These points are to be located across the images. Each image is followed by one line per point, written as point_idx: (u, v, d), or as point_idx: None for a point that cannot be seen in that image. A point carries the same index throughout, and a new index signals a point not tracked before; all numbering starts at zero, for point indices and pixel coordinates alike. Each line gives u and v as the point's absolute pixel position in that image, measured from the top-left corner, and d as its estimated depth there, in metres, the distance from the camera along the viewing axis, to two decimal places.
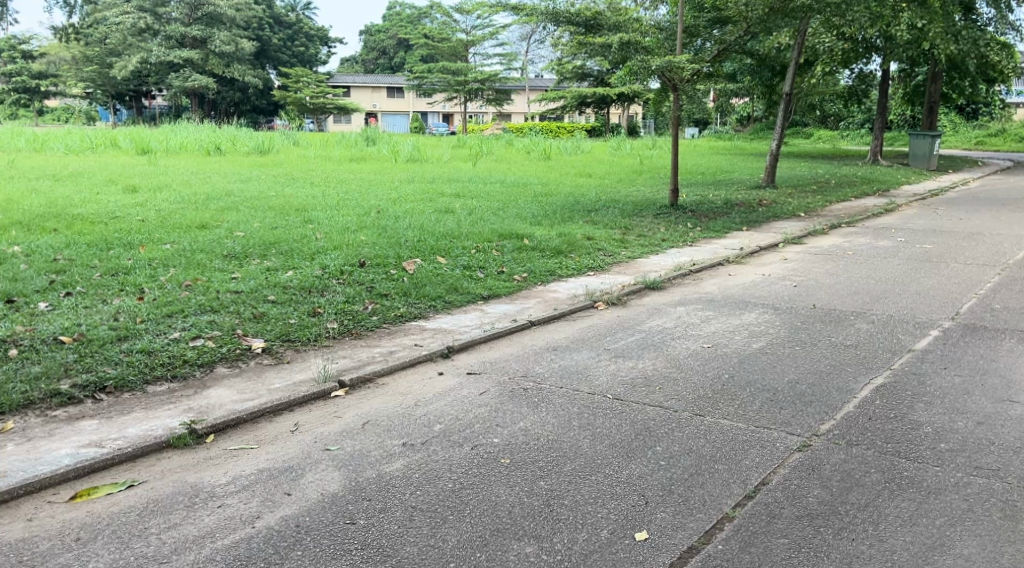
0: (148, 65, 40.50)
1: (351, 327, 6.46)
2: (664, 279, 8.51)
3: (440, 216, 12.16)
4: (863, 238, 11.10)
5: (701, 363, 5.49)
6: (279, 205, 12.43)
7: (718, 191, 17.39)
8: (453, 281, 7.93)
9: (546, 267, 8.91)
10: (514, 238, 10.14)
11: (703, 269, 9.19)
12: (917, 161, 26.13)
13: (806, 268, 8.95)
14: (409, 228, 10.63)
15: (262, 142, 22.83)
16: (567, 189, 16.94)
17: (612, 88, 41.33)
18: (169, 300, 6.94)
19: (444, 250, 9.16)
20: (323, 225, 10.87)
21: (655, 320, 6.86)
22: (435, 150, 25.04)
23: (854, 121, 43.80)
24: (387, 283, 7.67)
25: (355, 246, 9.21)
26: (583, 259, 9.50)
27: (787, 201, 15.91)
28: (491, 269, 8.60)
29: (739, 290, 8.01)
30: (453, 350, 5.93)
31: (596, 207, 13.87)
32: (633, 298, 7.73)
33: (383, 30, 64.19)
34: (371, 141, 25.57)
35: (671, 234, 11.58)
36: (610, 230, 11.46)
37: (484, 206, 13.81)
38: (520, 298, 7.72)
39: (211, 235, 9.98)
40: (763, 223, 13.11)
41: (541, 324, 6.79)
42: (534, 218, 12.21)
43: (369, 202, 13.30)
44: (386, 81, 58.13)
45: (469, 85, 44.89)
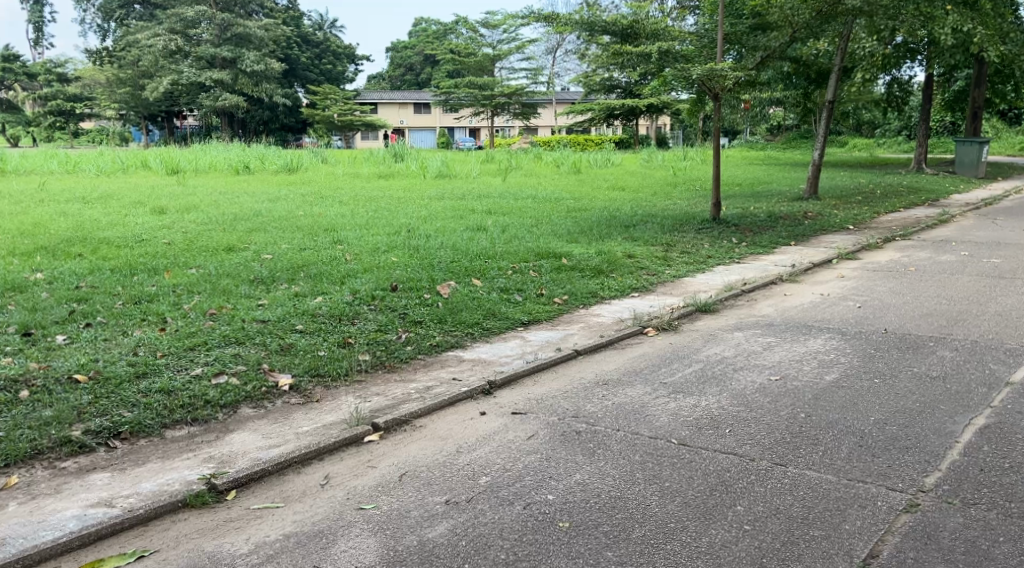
0: (179, 86, 40.61)
1: (384, 360, 5.95)
2: (714, 301, 7.98)
3: (472, 235, 11.74)
4: (922, 254, 10.68)
5: (770, 401, 4.98)
6: (307, 225, 12.06)
7: (760, 204, 16.85)
8: (490, 305, 7.47)
9: (588, 288, 8.40)
10: (551, 257, 9.66)
11: (755, 289, 8.67)
12: (964, 169, 25.51)
13: (868, 290, 8.43)
14: (440, 248, 10.20)
15: (291, 160, 22.56)
16: (600, 203, 16.48)
17: (641, 100, 40.87)
18: (192, 331, 6.42)
19: (479, 270, 8.72)
20: (353, 246, 10.46)
21: (711, 348, 6.34)
22: (463, 165, 24.65)
23: (891, 128, 42.96)
24: (421, 308, 7.18)
25: (387, 268, 8.79)
26: (626, 279, 9.01)
27: (833, 214, 15.51)
28: (529, 290, 8.11)
29: (798, 314, 7.46)
30: (494, 386, 5.41)
31: (633, 222, 13.38)
32: (684, 322, 7.22)
33: (409, 46, 64.17)
34: (399, 157, 25.24)
35: (716, 250, 11.06)
36: (650, 246, 10.95)
37: (517, 223, 13.36)
38: (562, 323, 7.21)
39: (236, 258, 9.61)
40: (811, 238, 12.58)
41: (588, 354, 6.27)
42: (570, 235, 11.75)
43: (400, 221, 12.90)
44: (413, 97, 58.02)
45: (496, 100, 44.62)
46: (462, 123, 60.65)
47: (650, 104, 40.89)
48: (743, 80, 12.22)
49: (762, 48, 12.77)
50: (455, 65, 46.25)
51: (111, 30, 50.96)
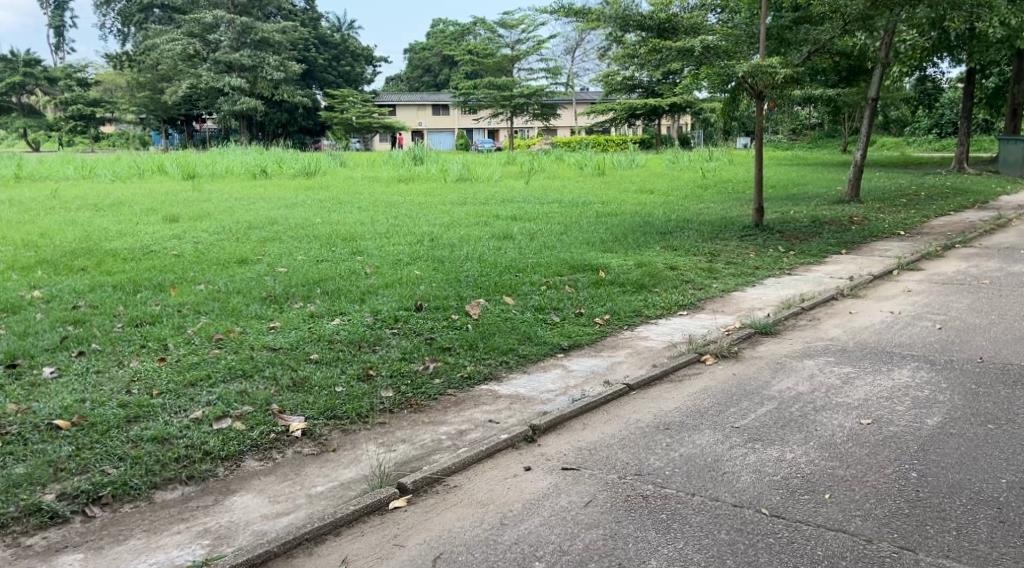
0: (197, 90, 40.05)
1: (410, 396, 5.11)
2: (775, 322, 7.20)
3: (498, 244, 11.00)
4: (991, 263, 10.54)
5: (869, 454, 4.24)
6: (325, 234, 11.32)
7: (798, 208, 16.15)
8: (524, 326, 6.69)
9: (630, 305, 7.63)
10: (587, 270, 8.84)
11: (816, 306, 7.96)
12: (1008, 167, 25.42)
13: (945, 306, 7.97)
14: (467, 260, 9.46)
15: (309, 164, 21.85)
16: (630, 208, 15.69)
17: (665, 99, 39.96)
18: (194, 361, 5.53)
19: (512, 285, 7.99)
20: (373, 258, 9.72)
21: (782, 382, 5.56)
22: (485, 167, 23.89)
23: (920, 126, 41.78)
24: (450, 331, 6.35)
25: (412, 283, 8.05)
26: (670, 293, 8.25)
27: (879, 218, 15.34)
28: (566, 309, 7.32)
29: (872, 338, 6.71)
30: (539, 431, 4.59)
31: (669, 228, 12.61)
32: (745, 348, 6.47)
33: (427, 47, 63.43)
34: (419, 160, 24.53)
35: (764, 260, 10.34)
36: (692, 256, 10.16)
37: (545, 230, 12.63)
38: (607, 348, 6.44)
39: (250, 268, 8.87)
40: (862, 245, 12.23)
41: (641, 388, 5.48)
42: (603, 243, 11.01)
43: (421, 229, 12.15)
44: (432, 98, 57.35)
45: (515, 101, 43.85)
46: (481, 125, 60.05)
47: (674, 104, 39.96)
48: (788, 77, 11.43)
49: (810, 42, 12.01)
50: (474, 66, 45.47)
51: (131, 35, 50.55)
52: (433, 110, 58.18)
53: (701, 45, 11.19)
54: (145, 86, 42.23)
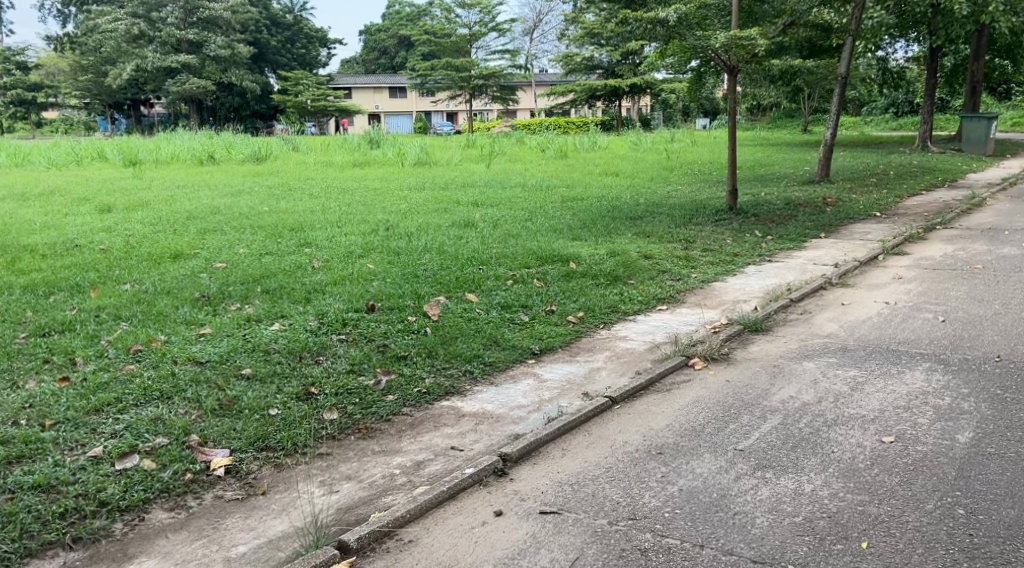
0: (143, 72, 38.49)
1: (358, 419, 4.32)
2: (765, 317, 6.57)
3: (460, 233, 10.24)
4: (977, 246, 10.10)
5: (903, 483, 3.62)
6: (272, 224, 10.46)
7: (770, 189, 15.64)
8: (490, 328, 5.97)
9: (606, 300, 6.95)
10: (556, 262, 8.13)
11: (805, 297, 7.37)
12: (971, 145, 25.20)
13: (941, 295, 7.45)
14: (425, 251, 8.72)
15: (259, 148, 20.84)
16: (596, 191, 15.02)
17: (625, 80, 39.34)
18: (104, 376, 4.68)
19: (476, 279, 7.28)
20: (323, 250, 8.92)
21: (784, 391, 4.90)
22: (443, 151, 23.05)
23: (878, 105, 41.66)
24: (406, 336, 5.59)
25: (364, 279, 7.28)
26: (647, 286, 7.58)
27: (853, 198, 14.92)
28: (536, 306, 6.61)
29: (873, 335, 6.10)
30: (510, 461, 3.88)
31: (638, 213, 11.95)
32: (736, 348, 5.81)
33: (382, 29, 62.09)
34: (374, 143, 23.62)
35: (742, 245, 9.77)
36: (667, 244, 9.51)
37: (508, 217, 11.92)
38: (583, 352, 5.74)
39: (183, 263, 7.98)
40: (840, 228, 11.75)
41: (626, 401, 4.78)
42: (570, 230, 10.33)
43: (376, 217, 11.36)
44: (388, 81, 56.17)
45: (474, 82, 42.96)
46: (438, 107, 59.03)
47: (635, 84, 39.35)
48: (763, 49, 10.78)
49: (790, 12, 11.34)
50: (431, 47, 44.40)
51: (72, 16, 48.62)
52: (390, 92, 56.99)
53: (675, 17, 10.55)
54: (88, 69, 40.50)
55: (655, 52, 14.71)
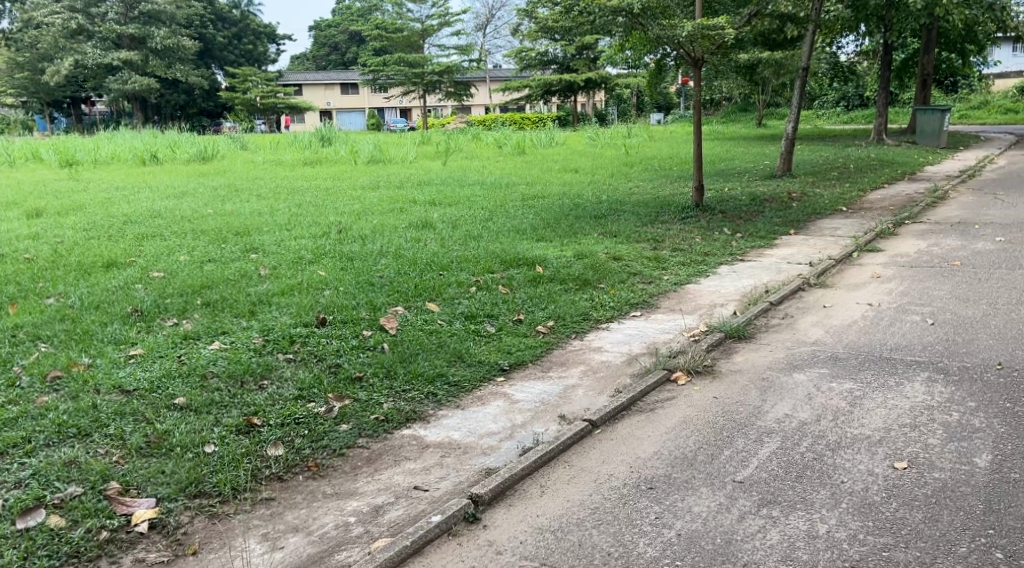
0: (83, 69, 37.24)
1: (308, 454, 3.80)
2: (745, 323, 6.19)
3: (417, 235, 9.73)
4: (949, 241, 9.85)
5: (928, 520, 3.26)
6: (215, 228, 9.83)
7: (732, 185, 15.36)
8: (454, 342, 5.49)
9: (577, 308, 6.51)
10: (521, 265, 7.67)
11: (784, 299, 7.01)
12: (925, 138, 25.26)
13: (924, 295, 7.12)
14: (381, 255, 8.21)
15: (205, 147, 20.05)
16: (556, 188, 14.62)
17: (580, 75, 39.03)
18: (13, 408, 4.11)
19: (438, 285, 6.80)
20: (271, 256, 8.34)
21: (778, 408, 4.49)
22: (397, 148, 22.44)
23: (829, 99, 41.89)
24: (362, 355, 5.07)
25: (316, 289, 6.74)
26: (618, 290, 7.17)
27: (817, 193, 14.67)
28: (502, 316, 6.14)
29: (862, 341, 5.74)
30: (482, 503, 3.43)
31: (602, 211, 11.56)
32: (719, 359, 5.41)
33: (333, 24, 61.05)
34: (325, 141, 22.95)
35: (711, 244, 9.42)
36: (635, 244, 9.13)
37: (467, 217, 11.44)
38: (556, 368, 5.29)
39: (116, 272, 7.36)
40: (808, 224, 11.46)
41: (607, 424, 4.32)
42: (532, 230, 9.90)
43: (328, 219, 10.79)
44: (340, 77, 55.22)
45: (427, 78, 42.31)
46: (392, 104, 58.24)
47: (590, 79, 39.04)
48: (728, 40, 10.46)
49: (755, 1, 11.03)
50: (383, 42, 43.63)
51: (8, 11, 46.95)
52: (342, 89, 56.05)
53: (640, 6, 10.17)
54: (25, 66, 39.10)
55: (614, 44, 14.32)
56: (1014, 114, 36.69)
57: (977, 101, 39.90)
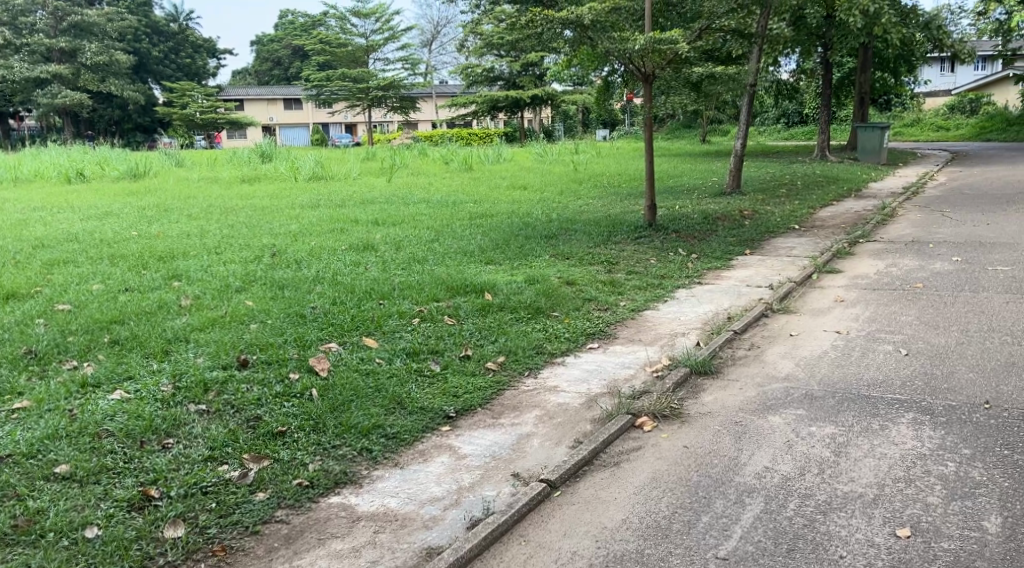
0: (9, 83, 35.84)
1: (213, 536, 3.39)
2: (710, 356, 5.73)
3: (357, 258, 9.13)
4: (907, 260, 9.55)
5: None
6: (136, 252, 9.10)
7: (682, 202, 15.03)
8: (393, 385, 4.94)
9: (529, 340, 6.02)
10: (469, 292, 7.14)
11: (748, 327, 6.58)
12: (867, 154, 25.36)
13: (892, 320, 6.72)
14: (317, 282, 7.61)
15: (135, 164, 19.13)
16: (505, 207, 14.13)
17: (525, 91, 38.75)
18: None
19: (377, 317, 6.24)
20: (196, 284, 7.69)
21: (755, 460, 4.03)
22: (340, 165, 21.74)
23: (770, 115, 42.19)
24: (288, 404, 4.51)
25: (241, 322, 6.13)
26: (573, 320, 6.68)
27: (768, 211, 14.40)
28: (448, 352, 5.58)
29: (837, 376, 5.28)
30: None
31: (553, 231, 11.09)
32: (686, 400, 4.92)
33: (275, 39, 59.98)
34: (266, 157, 22.18)
35: (667, 266, 9.01)
36: (588, 267, 8.67)
37: (412, 237, 10.88)
38: (508, 413, 4.75)
39: (17, 305, 6.66)
40: (762, 243, 11.12)
41: (567, 484, 3.83)
42: (480, 252, 9.40)
43: (262, 241, 10.12)
44: (282, 92, 54.20)
45: (371, 93, 41.65)
46: (336, 119, 57.36)
47: (536, 96, 38.77)
48: (680, 53, 10.11)
49: (706, 14, 10.70)
50: (325, 56, 42.87)
51: None
52: (284, 104, 55.01)
53: (591, 18, 9.75)
54: None
55: (562, 59, 13.90)
56: (948, 131, 37.29)
57: (912, 119, 40.53)
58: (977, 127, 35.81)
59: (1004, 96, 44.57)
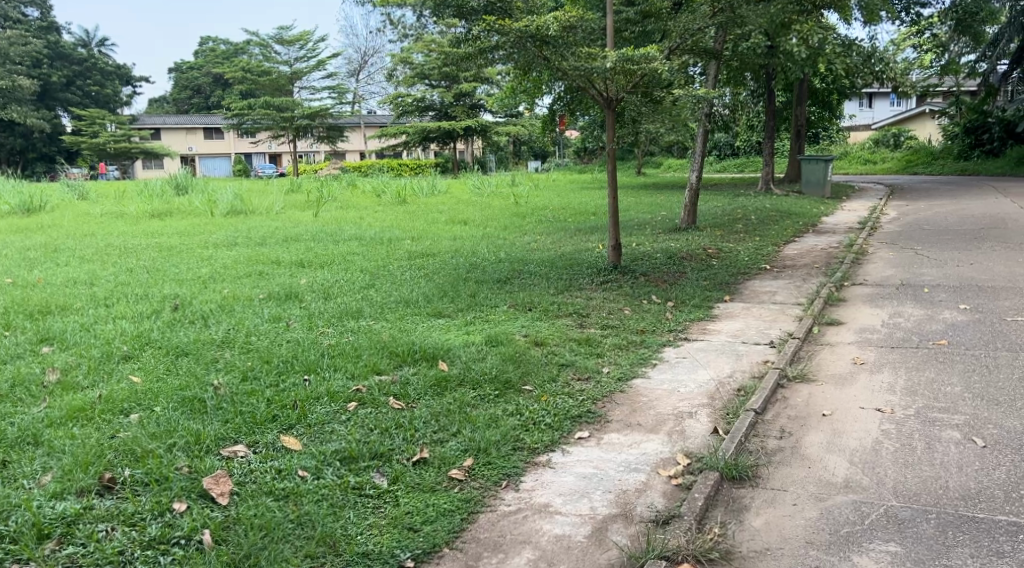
0: None
1: None
2: (735, 453, 4.46)
3: (278, 311, 7.65)
4: (910, 309, 8.47)
5: None
6: (3, 307, 7.49)
7: (638, 239, 13.88)
8: (321, 513, 3.55)
9: (502, 430, 4.63)
10: (417, 361, 5.71)
11: (767, 404, 5.30)
12: (811, 187, 24.76)
13: (938, 393, 5.49)
14: (225, 349, 6.12)
15: (30, 197, 17.17)
16: (446, 244, 12.79)
17: (457, 122, 37.55)
18: None
19: (301, 401, 4.78)
20: (70, 349, 6.13)
21: None
22: (262, 198, 20.07)
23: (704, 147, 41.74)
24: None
25: (117, 412, 4.58)
26: (551, 396, 5.30)
27: (730, 248, 13.34)
28: (396, 456, 4.15)
29: (913, 482, 4.05)
30: None
31: (505, 274, 9.76)
32: (727, 527, 3.67)
33: (195, 66, 57.62)
34: (180, 190, 20.41)
35: (644, 317, 7.77)
36: (556, 321, 7.35)
37: (343, 282, 9.42)
38: (485, 559, 3.42)
39: None
40: (739, 286, 10.00)
41: None
42: (426, 302, 8.01)
43: (164, 290, 8.54)
44: (202, 121, 52.04)
45: (298, 122, 39.93)
46: (260, 148, 55.32)
47: (469, 127, 37.55)
48: (652, 76, 8.91)
49: (677, 32, 9.50)
50: (247, 85, 40.97)
51: None
52: (205, 133, 52.81)
53: (555, 28, 8.44)
54: None
55: (504, 84, 12.63)
56: (876, 164, 37.13)
57: (840, 152, 40.42)
58: (904, 159, 35.74)
59: (923, 130, 45.19)
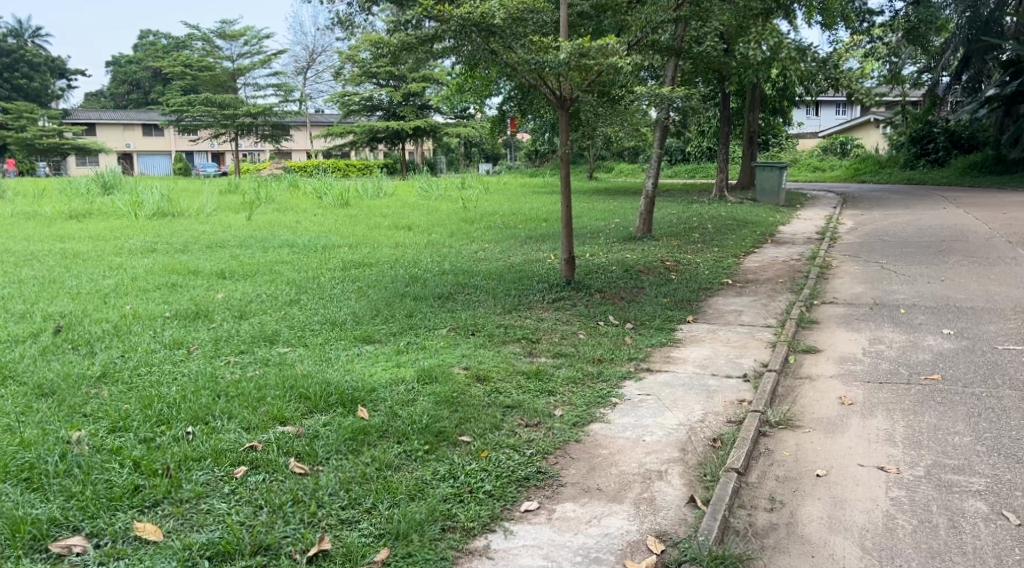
0: None
1: None
2: (718, 537, 3.61)
3: (181, 333, 6.59)
4: (889, 333, 7.72)
5: None
6: None
7: (590, 249, 13.03)
8: None
9: (429, 504, 3.68)
10: (331, 406, 4.72)
11: (751, 462, 4.43)
12: (765, 195, 24.25)
13: (946, 445, 4.68)
14: (100, 386, 5.08)
15: None
16: (386, 252, 11.79)
17: (406, 122, 36.44)
18: None
19: (175, 466, 3.82)
20: None
21: None
22: (193, 198, 18.84)
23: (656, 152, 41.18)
24: None
25: None
26: (492, 451, 4.36)
27: (688, 259, 12.56)
28: (284, 551, 3.33)
29: None
30: None
31: (446, 289, 8.81)
32: None
33: (134, 60, 55.53)
34: (105, 188, 19.04)
35: (602, 343, 6.87)
36: (502, 349, 6.42)
37: (264, 297, 8.38)
38: None
39: None
40: (702, 304, 9.18)
41: None
42: (354, 323, 7.02)
43: (50, 307, 7.40)
44: (140, 117, 50.12)
45: (240, 120, 38.43)
46: (201, 146, 53.53)
47: (418, 127, 36.49)
48: (610, 73, 8.04)
49: (639, 25, 8.66)
50: (186, 81, 39.36)
51: None
52: (143, 130, 50.90)
53: (502, 16, 7.55)
54: None
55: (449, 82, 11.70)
56: (826, 172, 36.85)
57: (791, 160, 40.19)
58: (853, 167, 35.62)
59: (869, 139, 45.27)
